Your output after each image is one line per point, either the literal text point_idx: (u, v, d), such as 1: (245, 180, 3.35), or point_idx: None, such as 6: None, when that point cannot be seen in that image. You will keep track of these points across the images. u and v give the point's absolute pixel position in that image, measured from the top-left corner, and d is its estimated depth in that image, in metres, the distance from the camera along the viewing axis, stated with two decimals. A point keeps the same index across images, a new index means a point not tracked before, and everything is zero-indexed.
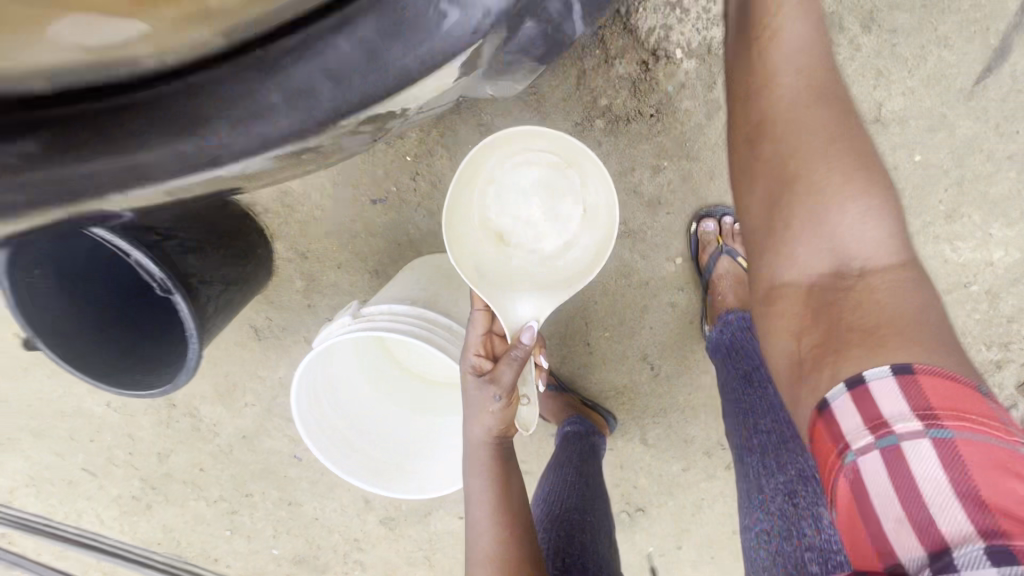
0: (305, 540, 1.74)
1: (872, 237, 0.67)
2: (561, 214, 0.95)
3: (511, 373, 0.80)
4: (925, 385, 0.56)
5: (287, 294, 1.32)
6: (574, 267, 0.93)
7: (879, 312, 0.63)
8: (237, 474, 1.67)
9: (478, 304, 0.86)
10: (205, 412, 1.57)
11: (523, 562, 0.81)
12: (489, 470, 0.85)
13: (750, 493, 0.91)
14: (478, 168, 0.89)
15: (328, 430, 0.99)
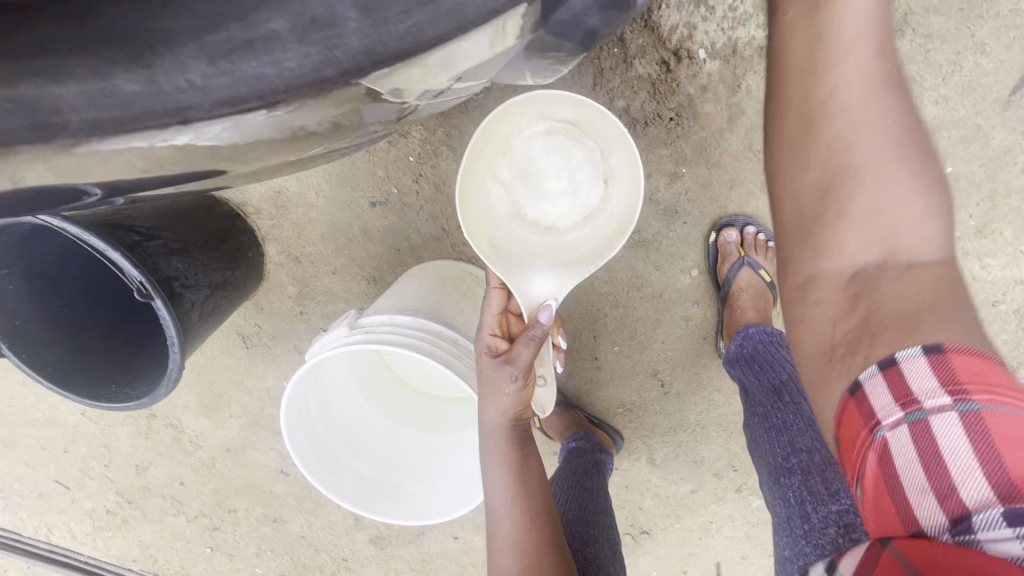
0: (290, 559, 1.65)
1: (921, 233, 0.59)
2: (582, 185, 0.88)
3: (528, 354, 0.77)
4: (954, 360, 0.50)
5: (278, 300, 1.25)
6: (598, 237, 0.87)
7: (910, 303, 0.56)
8: (220, 489, 1.58)
9: (494, 282, 0.83)
10: (187, 423, 1.48)
11: (544, 547, 0.78)
12: (506, 453, 0.81)
13: (792, 520, 0.82)
14: (489, 143, 0.82)
15: (321, 451, 0.92)
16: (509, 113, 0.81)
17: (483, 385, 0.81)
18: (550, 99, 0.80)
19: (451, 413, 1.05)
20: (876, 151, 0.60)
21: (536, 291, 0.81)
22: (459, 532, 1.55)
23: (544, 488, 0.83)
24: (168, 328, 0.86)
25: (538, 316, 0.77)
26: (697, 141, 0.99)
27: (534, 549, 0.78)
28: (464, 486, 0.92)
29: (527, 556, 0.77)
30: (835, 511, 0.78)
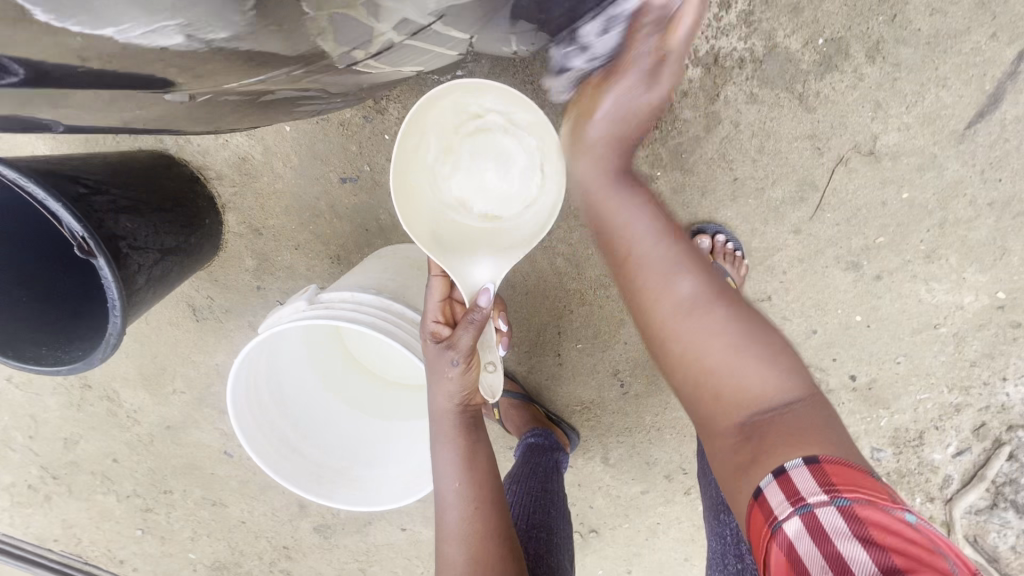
0: (227, 544, 1.60)
1: (782, 377, 0.65)
2: (521, 174, 0.89)
3: (468, 338, 0.75)
4: (830, 468, 0.55)
5: (234, 273, 1.19)
6: (534, 224, 0.87)
7: (794, 424, 0.61)
8: (157, 468, 1.50)
9: (437, 270, 0.83)
10: (125, 395, 1.40)
11: (492, 537, 0.77)
12: (454, 439, 0.79)
13: (727, 558, 0.78)
14: (422, 136, 0.82)
15: (269, 429, 0.88)
16: (440, 103, 0.80)
17: (427, 371, 0.80)
18: (476, 90, 0.79)
19: (410, 398, 1.03)
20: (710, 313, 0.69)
21: (475, 277, 0.82)
22: (407, 524, 1.52)
23: (495, 475, 0.81)
24: (111, 290, 0.80)
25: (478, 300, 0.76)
26: (674, 146, 1.00)
27: (481, 541, 0.76)
28: (418, 471, 0.90)
29: (474, 549, 0.76)
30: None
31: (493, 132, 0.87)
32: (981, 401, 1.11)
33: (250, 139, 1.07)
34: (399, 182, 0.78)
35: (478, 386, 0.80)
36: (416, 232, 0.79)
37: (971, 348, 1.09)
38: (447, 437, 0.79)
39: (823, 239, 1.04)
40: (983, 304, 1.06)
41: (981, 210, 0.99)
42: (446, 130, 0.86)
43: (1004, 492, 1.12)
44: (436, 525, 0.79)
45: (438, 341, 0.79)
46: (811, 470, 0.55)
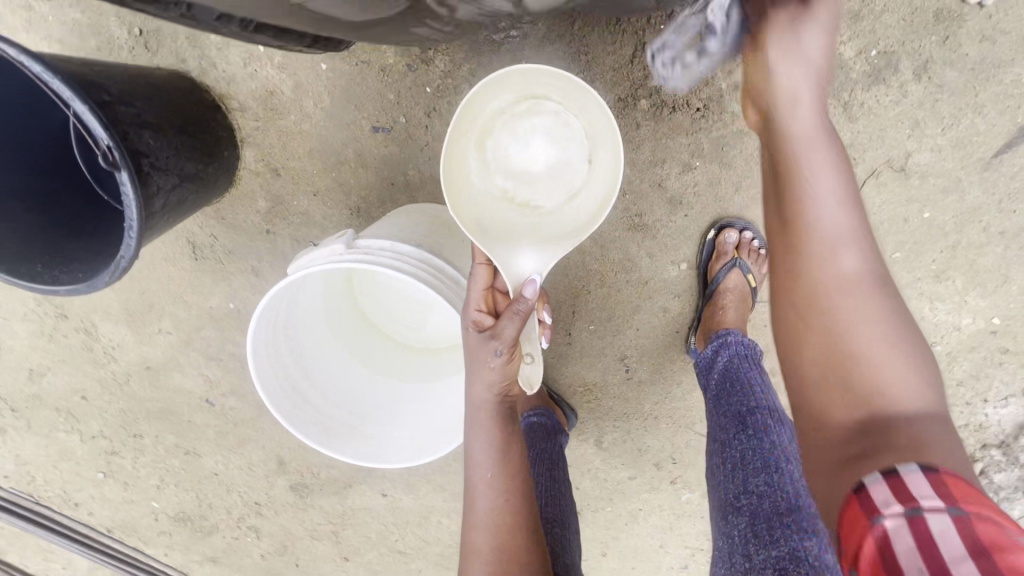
0: (195, 495, 1.56)
1: (917, 388, 0.62)
2: (568, 165, 0.91)
3: (513, 327, 0.75)
4: (949, 482, 0.52)
5: (243, 213, 1.13)
6: (581, 214, 0.88)
7: (917, 437, 0.58)
8: (129, 410, 1.43)
9: (479, 257, 0.81)
10: (103, 330, 1.32)
11: (520, 529, 0.79)
12: (489, 429, 0.80)
13: (735, 557, 0.80)
14: (473, 129, 0.86)
15: (281, 375, 0.85)
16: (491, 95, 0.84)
17: (467, 359, 0.79)
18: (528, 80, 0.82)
19: (422, 362, 1.01)
20: (870, 310, 0.64)
21: (520, 267, 0.80)
22: (388, 490, 1.49)
23: (525, 468, 0.82)
24: (130, 208, 0.75)
25: (522, 290, 0.75)
26: (717, 137, 1.00)
27: (508, 532, 0.78)
28: (433, 433, 0.89)
29: (500, 539, 0.78)
30: (771, 557, 0.76)
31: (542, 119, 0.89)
32: (961, 419, 1.17)
33: (280, 73, 1.01)
34: (451, 162, 0.82)
35: (517, 377, 0.80)
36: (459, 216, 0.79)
37: (960, 368, 1.14)
38: (484, 430, 0.80)
39: None
40: (979, 327, 1.11)
41: (991, 237, 1.04)
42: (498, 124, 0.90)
43: None
44: (465, 515, 0.81)
45: (480, 330, 0.79)
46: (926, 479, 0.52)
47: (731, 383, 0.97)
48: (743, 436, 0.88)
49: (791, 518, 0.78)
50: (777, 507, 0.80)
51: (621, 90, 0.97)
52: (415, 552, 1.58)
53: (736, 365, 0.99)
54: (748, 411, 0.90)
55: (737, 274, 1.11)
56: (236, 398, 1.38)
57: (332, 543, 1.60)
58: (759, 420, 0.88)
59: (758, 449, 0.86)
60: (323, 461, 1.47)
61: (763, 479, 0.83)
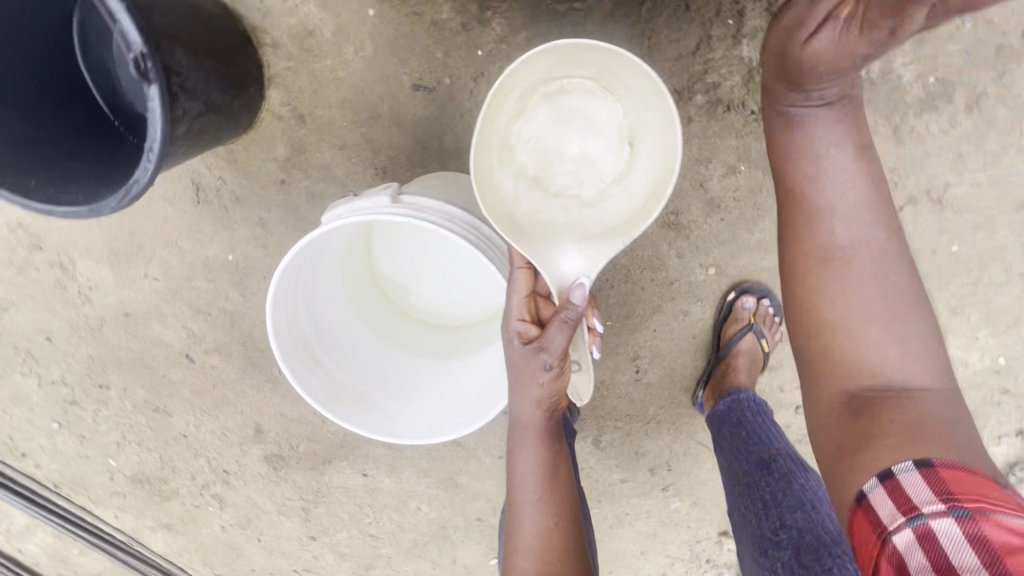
0: (158, 456, 1.45)
1: (918, 371, 0.76)
2: (602, 148, 0.84)
3: (561, 339, 0.74)
4: (944, 477, 0.63)
5: (258, 158, 1.06)
6: (627, 203, 0.83)
7: (915, 421, 0.71)
8: (98, 358, 1.32)
9: (519, 261, 0.79)
10: (80, 268, 1.21)
11: (568, 555, 0.78)
12: (536, 445, 0.81)
13: None
14: (500, 114, 0.79)
15: (293, 328, 0.79)
16: (520, 75, 0.77)
17: (513, 375, 0.80)
18: (562, 51, 0.75)
19: (437, 336, 0.96)
20: (871, 271, 0.79)
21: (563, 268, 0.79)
22: (369, 471, 1.42)
23: (572, 489, 0.82)
24: (154, 128, 0.67)
25: (569, 297, 0.74)
26: (766, 144, 0.98)
27: (556, 560, 0.78)
28: (448, 413, 0.85)
29: (549, 565, 0.77)
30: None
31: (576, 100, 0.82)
32: None
33: (323, 13, 0.94)
34: (481, 161, 0.77)
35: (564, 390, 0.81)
36: (493, 211, 0.77)
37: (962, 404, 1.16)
38: (531, 450, 0.80)
39: None
40: (985, 365, 1.13)
41: (1011, 277, 1.06)
42: (524, 105, 0.82)
43: None
44: (509, 538, 0.81)
45: (525, 341, 0.79)
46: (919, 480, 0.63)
47: (749, 432, 0.95)
48: (769, 478, 0.82)
49: (834, 548, 0.74)
50: (820, 539, 0.75)
51: (678, 81, 0.94)
52: (387, 537, 1.51)
53: (752, 419, 0.98)
54: (772, 455, 0.85)
55: (750, 338, 1.10)
56: (220, 357, 1.29)
57: (300, 520, 1.52)
58: (785, 464, 0.84)
59: (789, 488, 0.81)
60: (303, 434, 1.39)
61: (800, 514, 0.78)
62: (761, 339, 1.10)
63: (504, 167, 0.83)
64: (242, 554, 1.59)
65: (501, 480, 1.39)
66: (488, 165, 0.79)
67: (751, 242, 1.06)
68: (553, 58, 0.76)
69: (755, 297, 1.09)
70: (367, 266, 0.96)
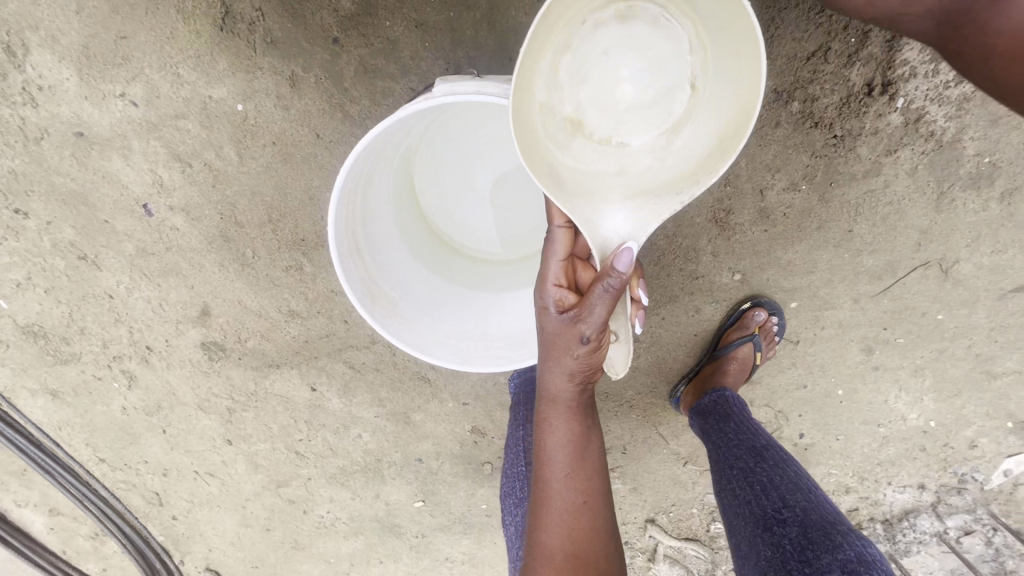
0: (66, 313, 1.23)
1: None
2: (665, 88, 0.70)
3: (600, 312, 0.67)
4: None
5: (316, 4, 0.90)
6: (687, 159, 0.72)
7: None
8: (23, 177, 1.07)
9: (559, 219, 0.73)
10: (33, 60, 0.97)
11: (597, 533, 0.73)
12: (566, 420, 0.77)
13: (790, 564, 0.71)
14: (544, 43, 0.65)
15: (348, 208, 0.68)
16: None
17: (547, 349, 0.74)
18: None
19: (469, 265, 0.89)
20: None
21: (608, 230, 0.71)
22: (319, 386, 1.30)
23: (604, 469, 0.78)
24: None
25: (614, 262, 0.64)
26: (832, 171, 1.00)
27: (583, 538, 0.72)
28: (481, 346, 0.78)
29: (575, 542, 0.72)
30: (839, 559, 0.69)
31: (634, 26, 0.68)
32: (866, 491, 1.33)
33: None
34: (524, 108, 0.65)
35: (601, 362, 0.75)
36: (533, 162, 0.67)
37: (887, 451, 1.29)
38: (560, 424, 0.77)
39: (865, 317, 1.14)
40: (917, 423, 1.26)
41: (968, 355, 1.18)
42: (576, 28, 0.67)
43: None
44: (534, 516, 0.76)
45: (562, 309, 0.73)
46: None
47: (738, 423, 1.00)
48: (764, 464, 0.86)
49: (844, 526, 0.74)
50: (825, 518, 0.76)
51: (781, 82, 0.94)
52: (314, 458, 1.42)
53: (739, 412, 1.04)
54: (763, 446, 0.90)
55: (749, 349, 1.11)
56: (186, 220, 1.10)
57: (219, 421, 1.37)
58: (776, 454, 0.89)
59: (785, 476, 0.84)
60: (254, 329, 1.23)
61: (800, 496, 0.80)
62: (758, 351, 1.12)
63: (545, 110, 0.71)
64: (137, 442, 1.41)
65: (455, 427, 1.35)
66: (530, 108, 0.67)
67: (781, 260, 1.09)
68: None
69: (766, 311, 1.11)
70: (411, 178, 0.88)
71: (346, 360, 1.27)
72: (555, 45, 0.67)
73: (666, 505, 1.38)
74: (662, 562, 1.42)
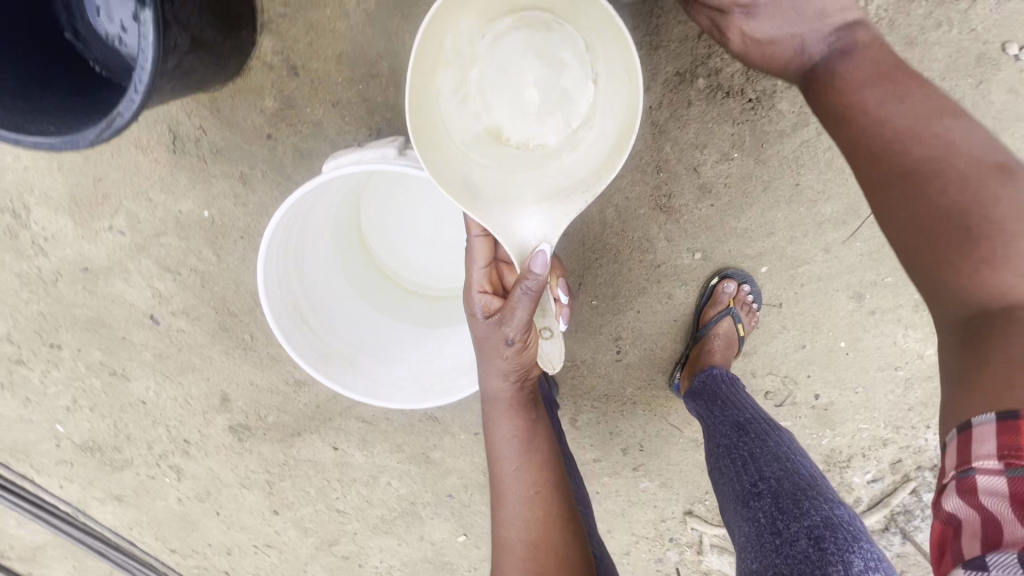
0: (111, 424, 1.37)
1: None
2: (566, 92, 0.77)
3: (523, 314, 0.71)
4: None
5: (244, 110, 1.00)
6: (594, 152, 0.75)
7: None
8: (50, 315, 1.23)
9: (477, 228, 0.76)
10: (35, 218, 1.12)
11: (554, 522, 0.76)
12: (510, 417, 0.81)
13: (763, 538, 0.70)
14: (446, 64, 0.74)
15: (283, 286, 0.77)
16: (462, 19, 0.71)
17: (479, 351, 0.78)
18: None
19: (423, 304, 0.95)
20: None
21: (524, 234, 0.72)
22: (340, 444, 1.39)
23: (554, 457, 0.82)
24: (144, 58, 0.62)
25: (530, 264, 0.67)
26: (759, 132, 1.00)
27: (539, 527, 0.76)
28: (438, 380, 0.84)
29: (533, 534, 0.76)
30: (806, 526, 0.68)
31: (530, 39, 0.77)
32: (905, 440, 1.26)
33: None
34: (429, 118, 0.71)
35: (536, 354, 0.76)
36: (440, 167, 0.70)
37: (915, 395, 1.23)
38: (504, 418, 0.81)
39: (843, 265, 1.11)
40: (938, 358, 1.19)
41: None
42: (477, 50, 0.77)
43: (897, 519, 1.31)
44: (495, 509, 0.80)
45: (489, 312, 0.76)
46: (999, 431, 0.42)
47: (724, 402, 0.98)
48: (746, 437, 0.82)
49: (814, 491, 0.73)
50: (798, 485, 0.74)
51: (681, 64, 0.96)
52: (354, 512, 1.49)
53: (727, 390, 1.02)
54: (747, 419, 0.86)
55: (729, 322, 1.12)
56: (187, 320, 1.22)
57: (263, 494, 1.47)
58: (760, 426, 0.84)
59: (765, 446, 0.81)
60: (270, 405, 1.33)
61: (777, 465, 0.77)
62: (739, 323, 1.12)
63: (459, 122, 0.77)
64: (198, 529, 1.53)
65: (474, 457, 1.39)
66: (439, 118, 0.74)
67: (737, 229, 1.09)
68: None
69: (736, 282, 1.12)
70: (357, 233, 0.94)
71: (358, 415, 1.35)
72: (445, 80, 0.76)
73: (699, 494, 1.36)
74: (711, 552, 1.39)
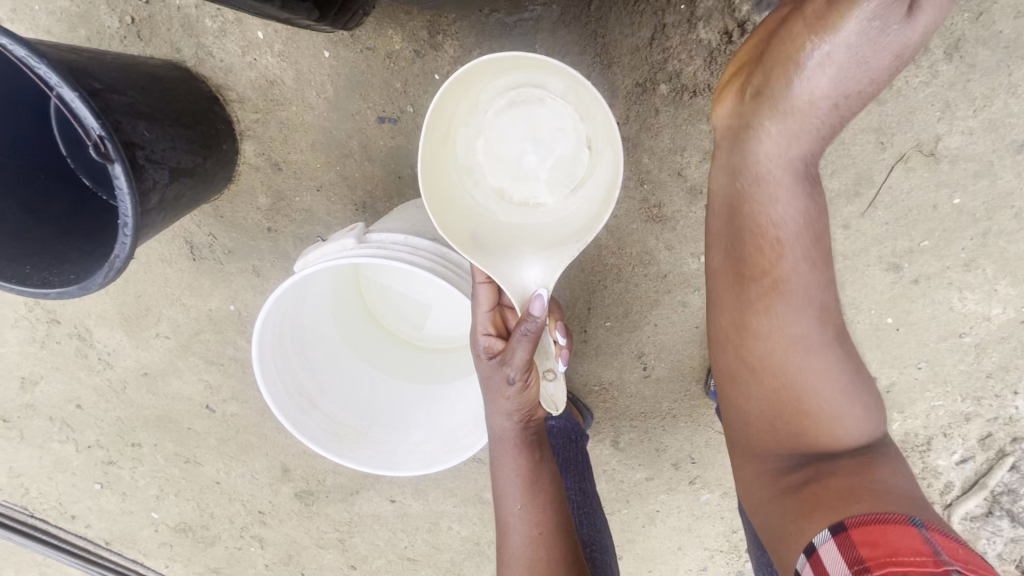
0: (195, 506, 1.49)
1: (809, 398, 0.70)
2: (564, 152, 0.76)
3: (523, 354, 0.70)
4: (858, 537, 0.57)
5: (243, 211, 1.09)
6: (589, 209, 0.73)
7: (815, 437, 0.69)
8: (127, 418, 1.38)
9: (481, 276, 0.73)
10: (98, 336, 1.27)
11: (556, 566, 0.75)
12: (515, 456, 0.79)
13: None
14: (448, 129, 0.72)
15: (286, 376, 0.82)
16: (461, 89, 0.69)
17: (483, 391, 0.77)
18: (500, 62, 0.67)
19: (431, 361, 0.97)
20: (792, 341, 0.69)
21: (524, 280, 0.71)
22: (397, 496, 1.44)
23: (559, 496, 0.81)
24: (123, 206, 0.70)
25: (529, 308, 0.67)
26: None
27: (542, 569, 0.75)
28: (446, 441, 0.86)
29: None
30: None
31: (527, 104, 0.74)
32: (991, 411, 1.12)
33: (281, 62, 0.97)
34: (433, 183, 0.69)
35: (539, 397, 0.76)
36: (446, 229, 0.68)
37: (991, 360, 1.09)
38: (510, 458, 0.79)
39: (869, 238, 1.03)
40: (1009, 317, 1.05)
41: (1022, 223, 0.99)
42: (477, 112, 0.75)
43: (1001, 501, 1.15)
44: (499, 547, 0.79)
45: (491, 355, 0.75)
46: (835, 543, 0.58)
47: None
48: None
49: None
50: None
51: (640, 74, 0.94)
52: (424, 559, 1.51)
53: None
54: None
55: None
56: (238, 404, 1.33)
57: (337, 554, 1.53)
58: None
59: None
60: (327, 467, 1.41)
61: None
62: None
63: (463, 183, 0.76)
64: None
65: None
66: (442, 182, 0.72)
67: None
68: (495, 68, 0.68)
69: None
70: (361, 304, 0.98)
71: None
72: (451, 144, 0.74)
73: None
74: None
